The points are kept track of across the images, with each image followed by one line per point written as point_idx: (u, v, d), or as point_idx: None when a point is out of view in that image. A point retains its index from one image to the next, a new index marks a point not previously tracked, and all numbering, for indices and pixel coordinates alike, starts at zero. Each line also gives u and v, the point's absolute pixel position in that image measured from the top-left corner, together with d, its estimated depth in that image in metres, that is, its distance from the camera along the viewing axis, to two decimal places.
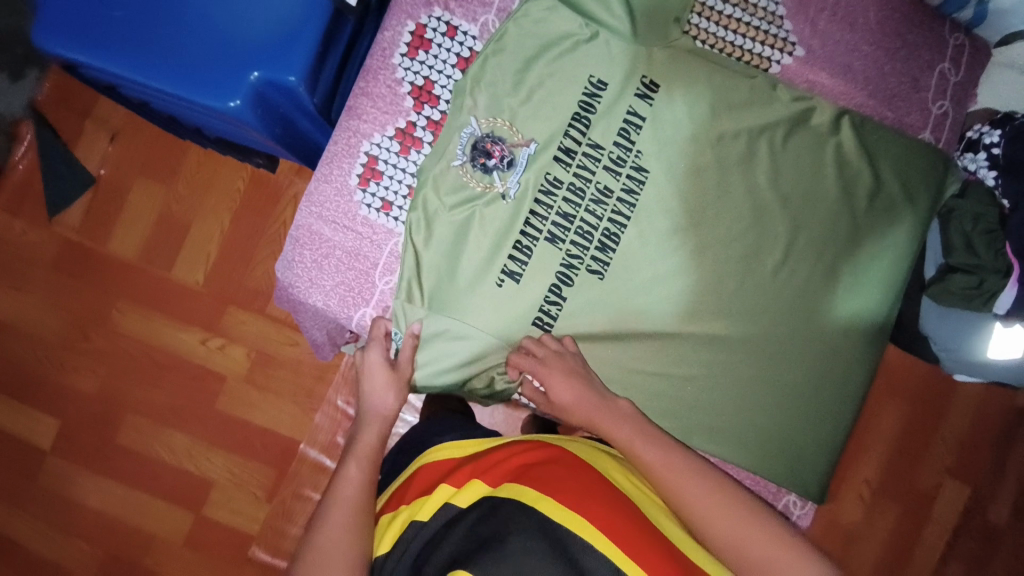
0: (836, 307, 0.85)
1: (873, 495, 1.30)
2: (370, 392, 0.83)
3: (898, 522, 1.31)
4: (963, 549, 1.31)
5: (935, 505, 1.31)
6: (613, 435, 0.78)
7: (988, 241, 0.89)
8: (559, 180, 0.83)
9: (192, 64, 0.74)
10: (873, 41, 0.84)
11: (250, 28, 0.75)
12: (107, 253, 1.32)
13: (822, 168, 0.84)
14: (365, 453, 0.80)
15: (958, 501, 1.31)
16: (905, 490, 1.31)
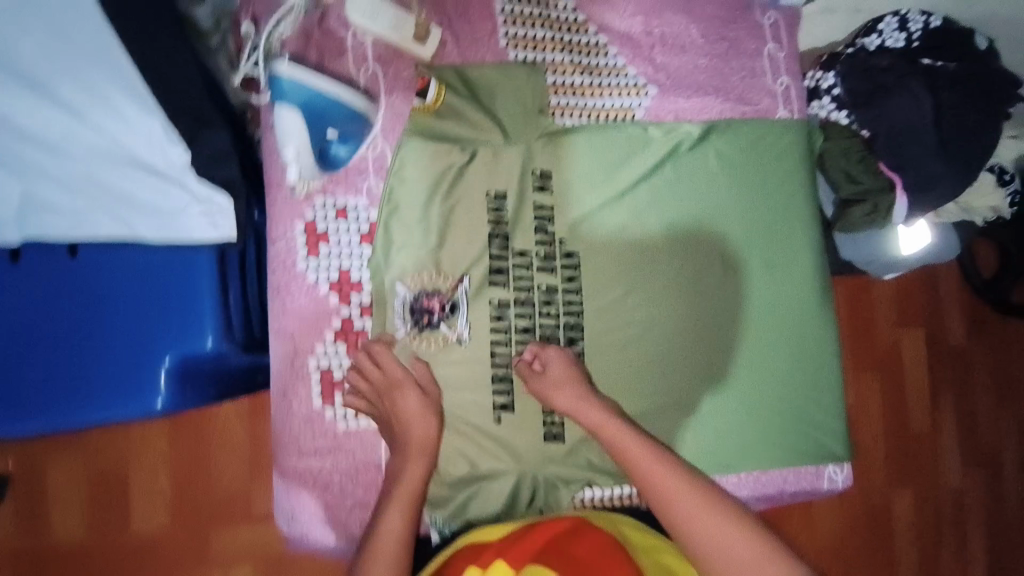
0: (786, 282, 0.91)
1: (854, 374, 1.43)
2: (404, 424, 0.76)
3: (885, 389, 1.44)
4: (942, 379, 1.47)
5: (903, 357, 1.45)
6: (632, 462, 0.76)
7: (866, 167, 1.01)
8: (505, 300, 0.83)
9: (103, 375, 0.69)
10: (706, 54, 0.90)
11: (144, 316, 0.70)
12: (46, 550, 1.10)
13: (716, 176, 0.90)
14: (412, 476, 0.75)
15: (918, 346, 1.46)
16: (875, 356, 1.44)
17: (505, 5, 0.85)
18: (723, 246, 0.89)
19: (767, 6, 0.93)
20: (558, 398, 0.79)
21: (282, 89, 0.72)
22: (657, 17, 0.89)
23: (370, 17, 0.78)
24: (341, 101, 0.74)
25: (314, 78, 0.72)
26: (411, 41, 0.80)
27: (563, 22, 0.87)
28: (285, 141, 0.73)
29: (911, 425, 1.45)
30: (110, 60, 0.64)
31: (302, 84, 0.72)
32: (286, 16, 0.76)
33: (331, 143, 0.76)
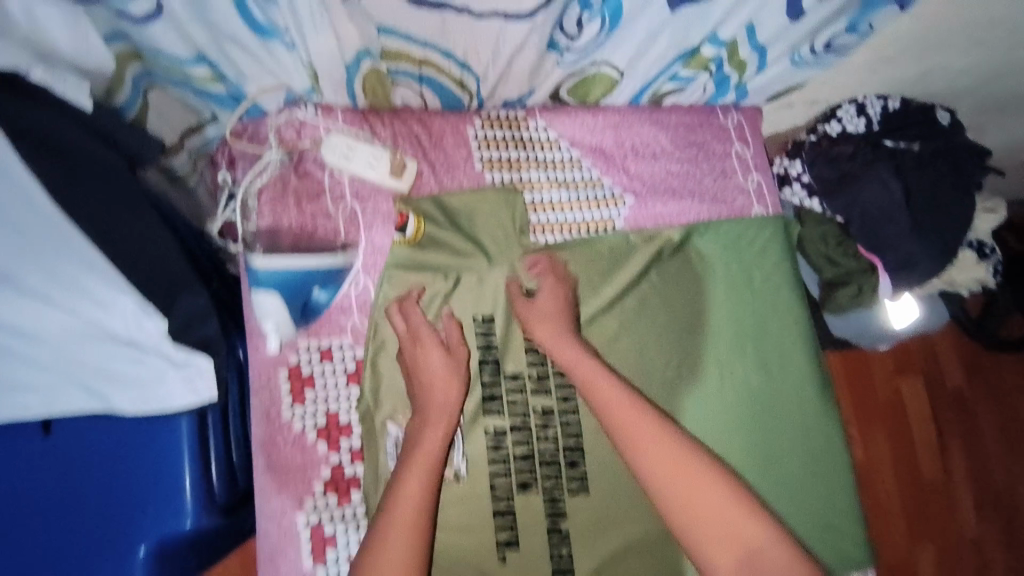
0: (782, 375, 0.91)
1: (858, 428, 1.40)
2: (426, 381, 0.74)
3: (891, 438, 1.40)
4: (944, 421, 1.43)
5: (905, 405, 1.42)
6: (622, 433, 0.73)
7: (843, 250, 1.04)
8: (501, 428, 0.81)
9: (82, 555, 0.67)
10: (677, 160, 0.93)
11: (124, 494, 0.70)
12: None
13: (701, 277, 0.91)
14: (428, 444, 0.70)
15: (918, 393, 1.42)
16: (877, 408, 1.41)
17: (477, 131, 0.86)
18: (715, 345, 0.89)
19: (730, 108, 0.96)
20: (546, 339, 0.78)
21: (256, 277, 0.72)
22: (626, 128, 0.91)
23: (349, 158, 0.78)
24: (318, 269, 0.75)
25: (286, 258, 0.73)
26: (388, 178, 0.80)
27: (535, 142, 0.88)
28: (267, 320, 0.73)
29: (922, 473, 1.40)
30: (78, 258, 0.57)
31: (280, 271, 0.72)
32: (261, 172, 0.76)
33: (316, 299, 0.76)
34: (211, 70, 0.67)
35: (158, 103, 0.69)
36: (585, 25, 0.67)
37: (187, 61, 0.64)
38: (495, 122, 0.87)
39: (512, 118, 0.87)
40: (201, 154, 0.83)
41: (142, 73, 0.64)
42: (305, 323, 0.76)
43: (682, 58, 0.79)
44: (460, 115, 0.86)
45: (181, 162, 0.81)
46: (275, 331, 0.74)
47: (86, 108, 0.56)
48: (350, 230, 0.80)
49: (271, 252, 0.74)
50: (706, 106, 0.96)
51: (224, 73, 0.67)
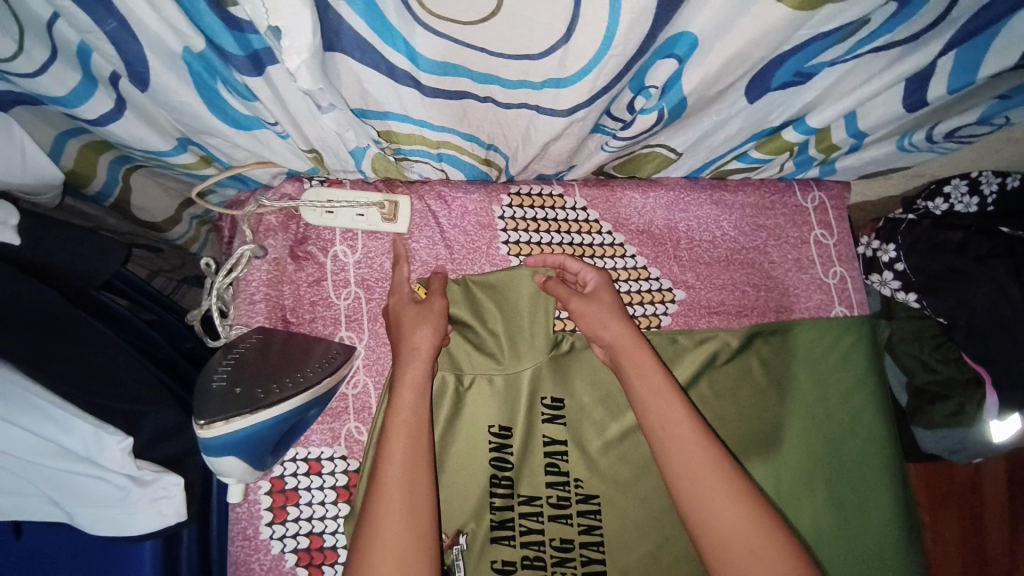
0: (857, 514, 0.74)
1: (926, 512, 1.12)
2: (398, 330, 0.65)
3: (966, 529, 1.12)
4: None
5: (985, 491, 1.13)
6: (679, 465, 0.59)
7: (942, 355, 0.86)
8: (510, 560, 0.69)
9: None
10: (739, 248, 0.79)
11: None
12: None
13: (762, 389, 0.75)
14: (408, 393, 0.60)
15: (1003, 478, 1.14)
16: (947, 486, 1.13)
17: (504, 210, 0.75)
18: (778, 471, 0.74)
19: (811, 184, 0.81)
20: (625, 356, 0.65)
21: (205, 446, 0.55)
22: (682, 207, 0.78)
23: (332, 214, 0.70)
24: (278, 419, 0.56)
25: (230, 425, 0.53)
26: (380, 223, 0.71)
27: (573, 223, 0.76)
28: (229, 476, 0.58)
29: (998, 574, 1.11)
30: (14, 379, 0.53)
31: (234, 434, 0.54)
32: (236, 264, 0.68)
33: (306, 418, 0.64)
34: (197, 155, 0.58)
35: (141, 182, 0.63)
36: (639, 113, 0.54)
37: (166, 151, 0.56)
38: (525, 199, 0.75)
39: (547, 194, 0.76)
40: (205, 221, 0.75)
41: (121, 159, 0.58)
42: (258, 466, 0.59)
43: (758, 138, 0.64)
44: (486, 190, 0.75)
45: (180, 232, 0.73)
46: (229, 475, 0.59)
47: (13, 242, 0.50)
48: (353, 322, 0.70)
49: (211, 405, 0.55)
50: (781, 182, 0.80)
51: (215, 157, 0.59)
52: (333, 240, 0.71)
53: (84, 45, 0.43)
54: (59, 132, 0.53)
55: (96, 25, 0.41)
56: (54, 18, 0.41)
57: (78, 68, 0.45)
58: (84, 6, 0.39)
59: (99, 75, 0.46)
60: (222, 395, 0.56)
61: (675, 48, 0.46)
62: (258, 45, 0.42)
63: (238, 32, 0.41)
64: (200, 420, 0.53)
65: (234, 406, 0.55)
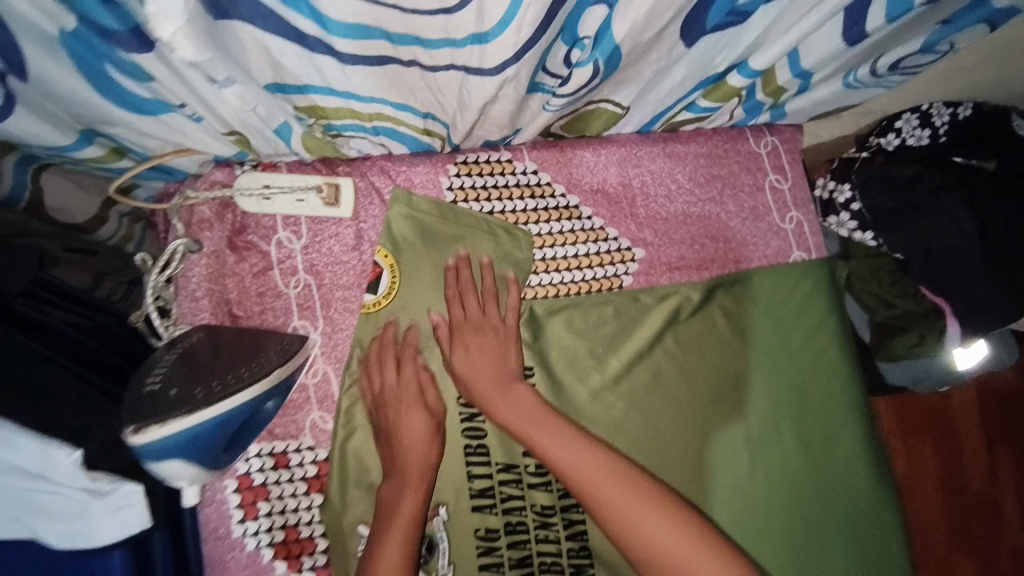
0: (826, 447, 0.76)
1: (899, 439, 1.16)
2: (404, 444, 0.64)
3: (935, 455, 1.16)
4: (998, 430, 1.18)
5: (955, 418, 1.17)
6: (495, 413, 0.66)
7: (900, 289, 0.87)
8: (493, 528, 0.69)
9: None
10: (698, 199, 0.77)
11: None
12: None
13: (727, 341, 0.75)
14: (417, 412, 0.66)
15: (972, 403, 1.18)
16: (917, 415, 1.17)
17: (452, 180, 0.72)
18: (744, 427, 0.75)
19: (763, 130, 0.79)
20: (495, 408, 0.65)
21: (144, 454, 0.52)
22: (635, 162, 0.76)
23: (270, 199, 0.67)
24: (224, 417, 0.54)
25: (170, 427, 0.50)
26: (323, 209, 0.68)
27: (525, 187, 0.74)
28: (178, 480, 0.55)
29: (969, 492, 1.16)
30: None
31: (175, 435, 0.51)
32: (172, 262, 0.64)
33: (262, 411, 0.62)
34: (105, 147, 0.54)
35: (54, 180, 0.59)
36: (575, 67, 0.52)
37: (69, 147, 0.51)
38: (473, 167, 0.73)
39: (495, 161, 0.73)
40: (137, 216, 0.73)
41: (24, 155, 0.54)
42: (211, 465, 0.56)
43: (703, 87, 0.63)
44: (431, 161, 0.72)
45: (110, 231, 0.68)
46: (174, 479, 0.55)
47: None
48: (306, 309, 0.68)
49: (149, 408, 0.52)
50: (733, 129, 0.79)
51: (126, 147, 0.55)
52: (274, 227, 0.68)
53: None
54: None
55: None
56: None
57: None
58: None
59: None
60: (154, 400, 0.52)
61: None
62: (139, 19, 0.38)
63: (113, 5, 0.37)
64: (130, 426, 0.50)
65: (171, 408, 0.52)
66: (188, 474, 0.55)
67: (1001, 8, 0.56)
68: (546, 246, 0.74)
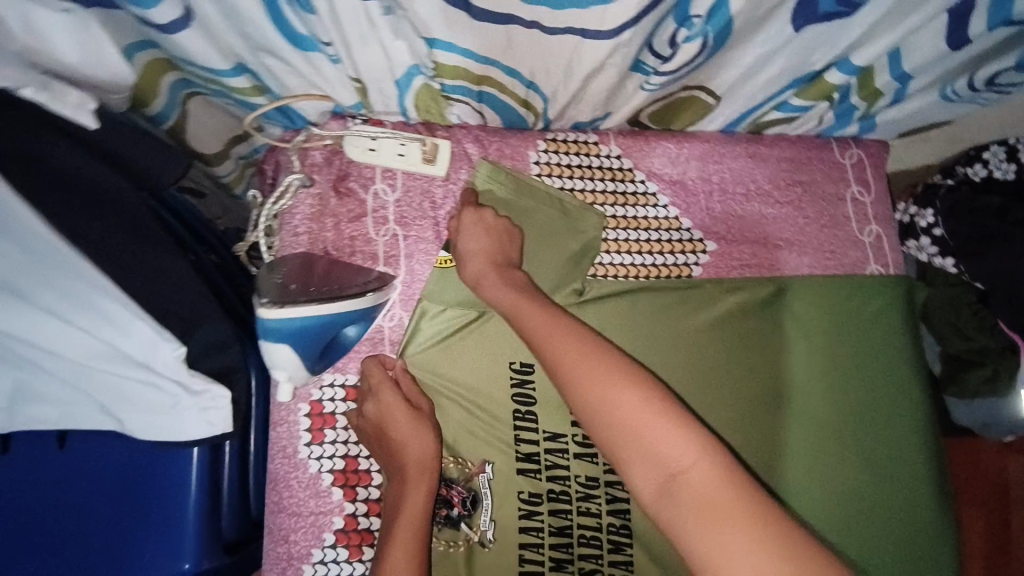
0: (885, 463, 0.74)
1: None
2: (397, 443, 0.66)
3: None
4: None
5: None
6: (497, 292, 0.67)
7: (978, 324, 0.83)
8: (536, 493, 0.70)
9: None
10: (777, 201, 0.78)
11: (126, 515, 0.64)
12: None
13: (790, 341, 0.75)
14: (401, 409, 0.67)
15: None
16: None
17: (540, 154, 0.76)
18: (794, 413, 0.74)
19: (849, 142, 0.80)
20: (491, 292, 0.67)
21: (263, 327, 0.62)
22: (716, 159, 0.78)
23: (374, 151, 0.72)
24: (333, 319, 0.64)
25: (292, 311, 0.61)
26: (420, 164, 0.73)
27: (607, 170, 0.77)
28: (280, 371, 0.65)
29: None
30: (86, 278, 0.53)
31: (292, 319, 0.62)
32: (285, 194, 0.71)
33: (341, 336, 0.69)
34: (251, 81, 0.61)
35: (197, 112, 0.66)
36: (681, 45, 0.55)
37: (225, 73, 0.58)
38: (561, 146, 0.77)
39: (582, 142, 0.77)
40: (248, 163, 0.79)
41: (182, 84, 0.60)
42: (313, 368, 0.67)
43: (798, 84, 0.65)
44: (523, 137, 0.76)
45: (225, 170, 0.76)
46: (280, 373, 0.66)
47: (92, 126, 0.53)
48: (390, 257, 0.73)
49: (276, 296, 0.64)
50: (818, 138, 0.80)
51: (266, 86, 0.62)
52: (373, 178, 0.73)
53: None
54: (128, 43, 0.52)
55: None
56: None
57: None
58: None
59: None
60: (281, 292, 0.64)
61: None
62: None
63: None
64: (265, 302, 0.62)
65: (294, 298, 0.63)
66: (293, 368, 0.65)
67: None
68: (619, 227, 0.76)
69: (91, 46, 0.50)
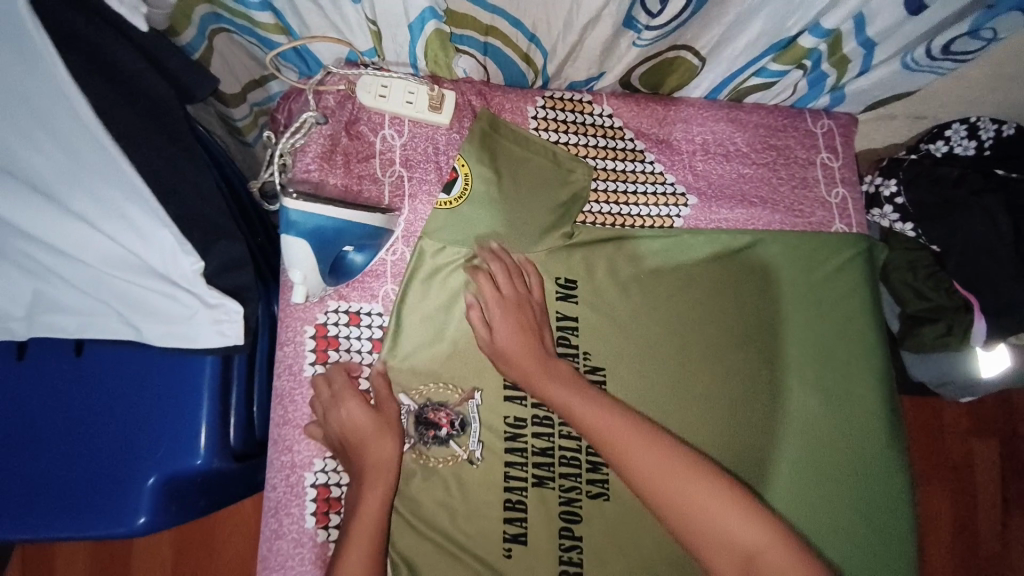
0: (843, 403, 0.81)
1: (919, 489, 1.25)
2: (359, 446, 0.68)
3: (954, 506, 1.25)
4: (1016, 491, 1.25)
5: (974, 469, 1.25)
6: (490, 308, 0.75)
7: (935, 284, 0.91)
8: (522, 417, 0.76)
9: (93, 482, 0.67)
10: (752, 163, 0.85)
11: (139, 417, 0.69)
12: None
13: (760, 288, 0.82)
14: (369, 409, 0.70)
15: (993, 458, 1.25)
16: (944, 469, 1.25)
17: (537, 111, 0.82)
18: (757, 377, 0.80)
19: (820, 113, 0.87)
20: (538, 384, 0.71)
21: (287, 220, 0.68)
22: (699, 122, 0.85)
23: (384, 97, 0.76)
24: (351, 226, 0.70)
25: (315, 206, 0.67)
26: (426, 111, 0.78)
27: (599, 127, 0.83)
28: (297, 270, 0.70)
29: (979, 547, 1.25)
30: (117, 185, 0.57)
31: (314, 214, 0.67)
32: (299, 130, 0.76)
33: (348, 259, 0.74)
34: (274, 19, 0.66)
35: (222, 48, 0.70)
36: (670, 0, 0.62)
37: (252, 5, 0.63)
38: (558, 103, 0.83)
39: (577, 100, 0.83)
40: (262, 109, 0.83)
41: (211, 15, 0.65)
42: (331, 281, 0.74)
43: (774, 50, 0.72)
44: (523, 93, 0.82)
45: (240, 115, 0.81)
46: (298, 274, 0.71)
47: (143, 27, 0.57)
48: (396, 196, 0.78)
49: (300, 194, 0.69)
50: (793, 109, 0.87)
51: (287, 25, 0.67)
52: (382, 123, 0.79)
53: None
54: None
55: None
56: None
57: None
58: None
59: None
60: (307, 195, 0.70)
61: None
62: None
63: None
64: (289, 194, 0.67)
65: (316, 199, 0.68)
66: (310, 270, 0.70)
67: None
68: (607, 179, 0.82)
69: None
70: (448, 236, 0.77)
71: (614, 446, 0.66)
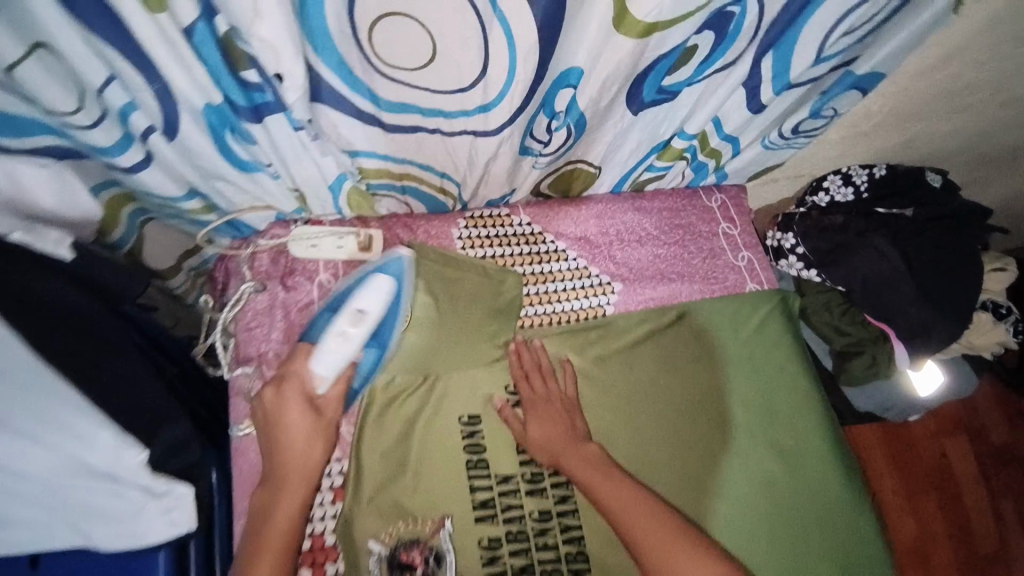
0: (796, 454, 0.85)
1: (902, 497, 1.28)
2: (281, 437, 0.71)
3: (939, 504, 1.29)
4: (992, 481, 1.33)
5: (949, 468, 1.32)
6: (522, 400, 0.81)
7: (851, 319, 0.99)
8: (496, 536, 0.76)
9: None
10: (664, 243, 0.93)
11: None
12: None
13: (696, 357, 0.88)
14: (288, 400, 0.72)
15: (957, 453, 1.33)
16: (918, 471, 1.30)
17: (461, 231, 0.88)
18: (714, 443, 0.84)
19: (712, 189, 0.98)
20: (568, 466, 0.75)
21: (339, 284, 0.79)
22: (610, 216, 0.93)
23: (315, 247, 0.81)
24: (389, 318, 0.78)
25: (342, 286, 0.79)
26: (357, 252, 0.82)
27: (520, 237, 0.90)
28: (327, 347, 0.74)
29: (975, 543, 1.27)
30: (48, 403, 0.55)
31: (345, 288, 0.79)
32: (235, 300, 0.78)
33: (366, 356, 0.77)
34: (202, 203, 0.71)
35: (152, 234, 0.74)
36: (554, 133, 0.70)
37: (179, 199, 0.68)
38: (478, 221, 0.89)
39: (496, 216, 0.90)
40: (199, 271, 0.85)
41: (138, 211, 0.69)
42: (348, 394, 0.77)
43: (655, 151, 0.81)
44: (444, 218, 0.88)
45: (178, 282, 0.82)
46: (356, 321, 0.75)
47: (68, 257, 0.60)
48: None
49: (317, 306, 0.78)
50: (688, 190, 0.97)
51: (214, 204, 0.72)
52: (316, 270, 0.82)
53: (131, 104, 0.54)
54: (94, 181, 0.62)
55: (145, 84, 0.52)
56: (110, 84, 0.51)
57: (122, 126, 0.55)
58: (140, 70, 0.51)
59: (135, 134, 0.57)
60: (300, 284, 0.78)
61: (569, 81, 0.62)
62: (262, 100, 0.57)
63: (248, 87, 0.55)
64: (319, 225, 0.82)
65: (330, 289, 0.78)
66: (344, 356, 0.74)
67: (863, 75, 0.76)
68: (537, 283, 0.88)
69: (64, 189, 0.59)
70: (395, 368, 0.80)
71: (635, 535, 0.70)
